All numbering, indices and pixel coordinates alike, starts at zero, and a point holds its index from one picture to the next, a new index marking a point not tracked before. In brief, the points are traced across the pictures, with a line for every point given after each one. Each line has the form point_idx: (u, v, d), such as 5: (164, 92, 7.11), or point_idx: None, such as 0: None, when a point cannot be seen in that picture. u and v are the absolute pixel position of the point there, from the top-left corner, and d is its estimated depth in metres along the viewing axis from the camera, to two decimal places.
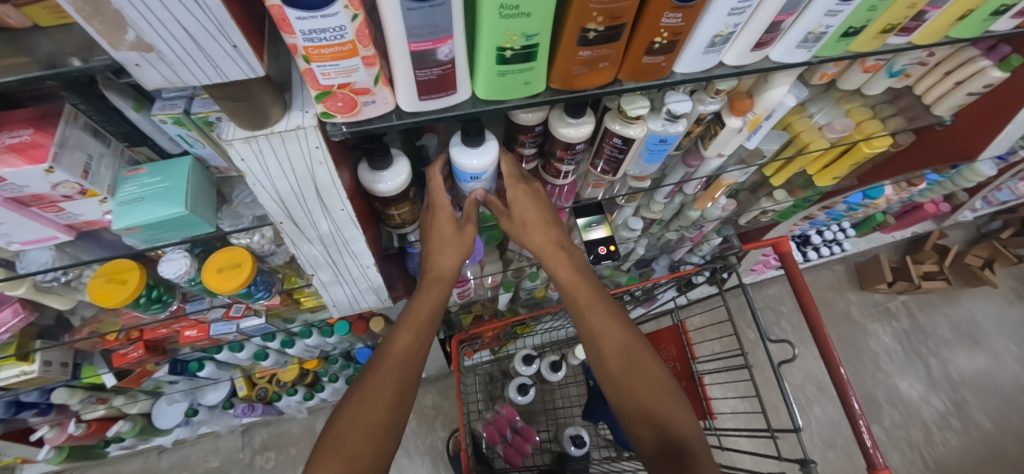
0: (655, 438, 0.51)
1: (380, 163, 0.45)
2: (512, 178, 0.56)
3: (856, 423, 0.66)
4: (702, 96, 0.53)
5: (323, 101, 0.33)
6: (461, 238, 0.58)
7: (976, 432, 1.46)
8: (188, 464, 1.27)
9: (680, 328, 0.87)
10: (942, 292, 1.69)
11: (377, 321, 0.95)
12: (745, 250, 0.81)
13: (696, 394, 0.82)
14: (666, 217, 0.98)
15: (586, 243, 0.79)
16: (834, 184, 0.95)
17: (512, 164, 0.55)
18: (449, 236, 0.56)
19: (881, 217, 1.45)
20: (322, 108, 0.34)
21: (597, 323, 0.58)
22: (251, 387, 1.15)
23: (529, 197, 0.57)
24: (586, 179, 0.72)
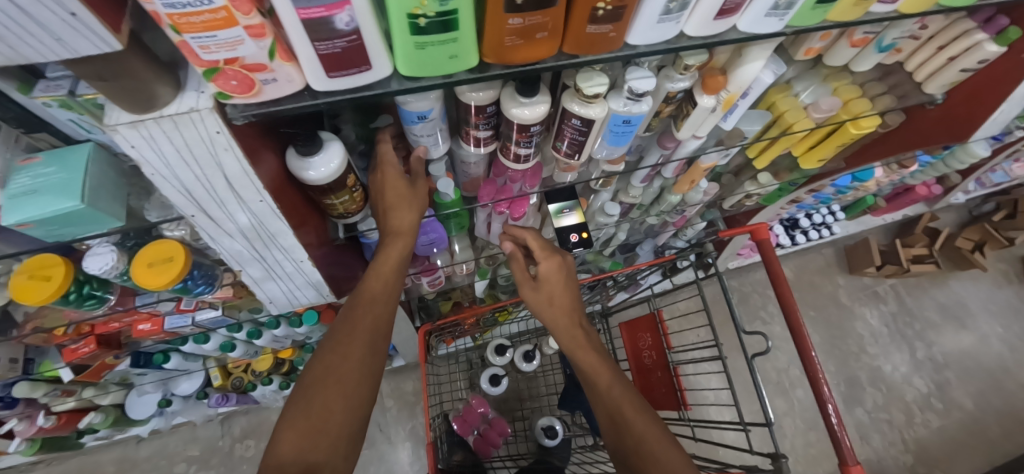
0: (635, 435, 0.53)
1: (307, 147, 0.40)
2: (545, 254, 0.63)
3: (828, 414, 0.64)
4: (670, 72, 0.49)
5: (214, 79, 0.29)
6: (415, 191, 0.54)
7: (959, 413, 1.47)
8: (168, 452, 1.27)
9: (656, 316, 0.84)
10: (931, 275, 1.67)
11: None
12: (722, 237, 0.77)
13: (671, 384, 0.80)
14: (646, 201, 0.93)
15: (558, 230, 0.75)
16: (821, 167, 0.91)
17: (541, 242, 0.63)
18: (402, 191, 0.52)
19: (872, 199, 1.42)
20: (215, 87, 0.29)
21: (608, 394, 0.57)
22: (227, 377, 1.14)
23: (559, 272, 0.63)
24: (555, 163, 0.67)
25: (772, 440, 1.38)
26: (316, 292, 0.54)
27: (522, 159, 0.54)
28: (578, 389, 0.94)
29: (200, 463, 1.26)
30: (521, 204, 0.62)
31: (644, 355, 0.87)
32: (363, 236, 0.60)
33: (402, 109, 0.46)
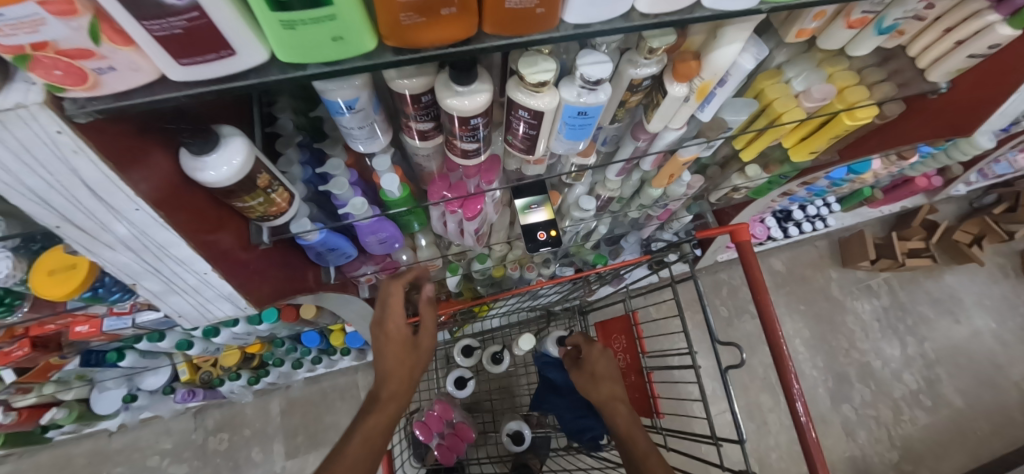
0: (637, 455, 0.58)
1: (200, 146, 0.35)
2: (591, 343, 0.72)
3: (802, 427, 0.60)
4: (634, 56, 0.43)
5: (29, 68, 0.23)
6: (415, 351, 0.61)
7: (946, 410, 1.45)
8: (141, 445, 1.25)
9: (631, 318, 0.79)
10: (926, 269, 1.63)
11: (309, 308, 0.88)
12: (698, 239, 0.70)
13: (645, 389, 0.75)
14: (626, 195, 0.87)
15: (523, 228, 0.70)
16: (813, 160, 0.84)
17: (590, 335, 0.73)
18: (399, 356, 0.59)
19: (869, 191, 1.36)
20: (39, 79, 0.23)
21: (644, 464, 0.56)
22: (195, 371, 1.10)
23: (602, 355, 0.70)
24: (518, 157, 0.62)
25: (756, 435, 1.36)
26: (233, 306, 0.49)
27: (471, 154, 0.49)
28: (551, 391, 0.90)
29: (173, 456, 1.25)
30: (475, 202, 0.57)
31: (618, 357, 0.82)
32: (300, 238, 0.53)
33: (323, 99, 0.40)
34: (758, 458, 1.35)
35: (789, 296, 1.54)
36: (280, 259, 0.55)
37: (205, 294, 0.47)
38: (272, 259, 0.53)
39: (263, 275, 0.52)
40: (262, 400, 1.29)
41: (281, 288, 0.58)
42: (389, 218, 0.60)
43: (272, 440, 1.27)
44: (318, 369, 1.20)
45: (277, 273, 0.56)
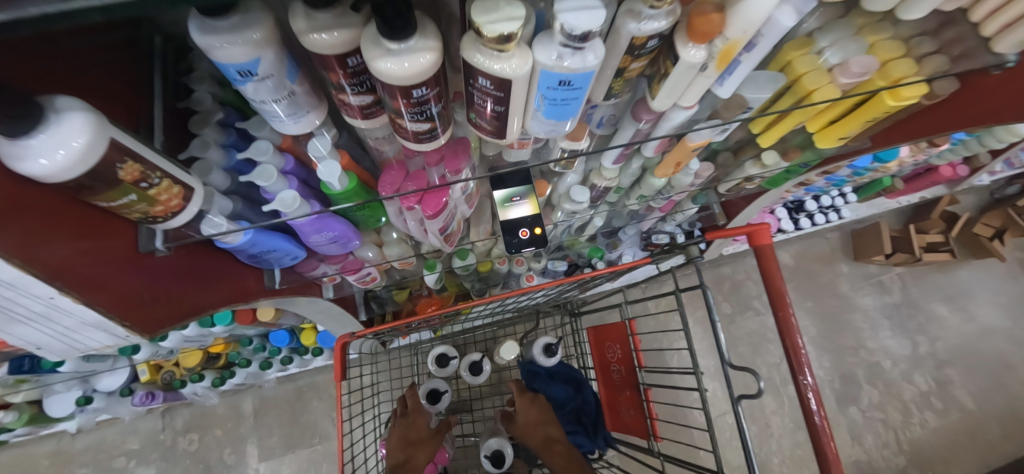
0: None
1: (21, 127, 0.24)
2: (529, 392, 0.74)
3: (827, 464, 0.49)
4: (636, 5, 0.32)
5: None
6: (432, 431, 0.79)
7: (958, 413, 1.38)
8: (105, 445, 1.18)
9: (628, 326, 0.69)
10: (942, 264, 1.53)
11: (267, 310, 0.78)
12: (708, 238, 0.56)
13: (641, 407, 0.66)
14: (624, 184, 0.76)
15: (503, 224, 0.60)
16: (839, 147, 0.73)
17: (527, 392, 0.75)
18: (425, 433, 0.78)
19: (888, 181, 1.25)
20: None
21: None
22: (156, 371, 1.01)
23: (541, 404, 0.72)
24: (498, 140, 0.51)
25: (757, 439, 1.30)
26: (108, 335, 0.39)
27: (423, 137, 0.37)
28: None
29: (140, 457, 1.18)
30: (438, 195, 0.46)
31: (612, 368, 0.73)
32: (219, 241, 0.43)
33: (212, 60, 0.29)
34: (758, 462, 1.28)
35: (796, 292, 1.45)
36: (195, 267, 0.45)
37: (62, 322, 0.36)
38: (181, 267, 0.43)
39: (165, 289, 0.42)
40: (233, 399, 1.21)
41: (202, 301, 0.48)
42: (337, 214, 0.50)
43: (245, 441, 1.20)
44: (290, 368, 1.12)
45: (193, 284, 0.46)
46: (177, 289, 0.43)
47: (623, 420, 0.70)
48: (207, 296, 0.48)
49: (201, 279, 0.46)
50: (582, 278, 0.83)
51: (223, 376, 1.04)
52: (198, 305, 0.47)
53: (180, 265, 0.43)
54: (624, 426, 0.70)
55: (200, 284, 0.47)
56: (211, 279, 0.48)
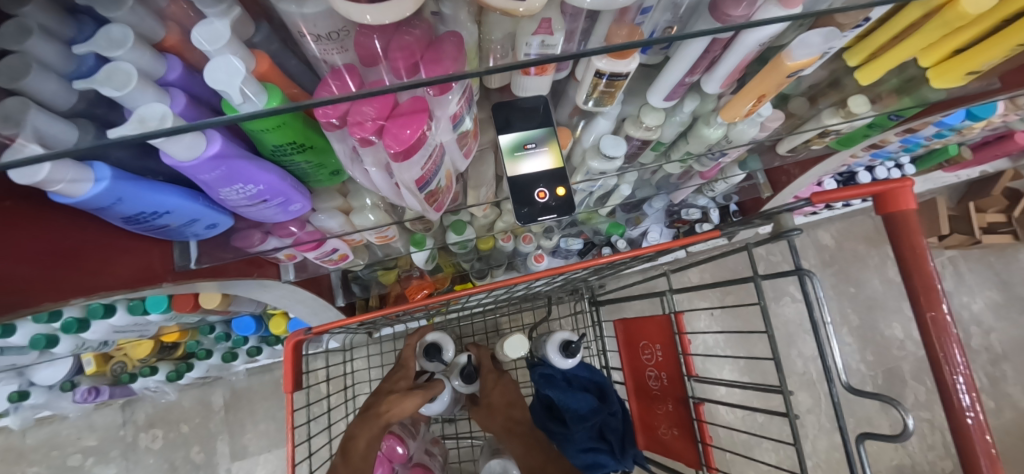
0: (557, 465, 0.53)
1: None
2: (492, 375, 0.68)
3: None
4: None
5: None
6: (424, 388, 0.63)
7: (1010, 411, 1.28)
8: (59, 442, 1.06)
9: (674, 320, 0.54)
10: (999, 248, 1.38)
11: (212, 294, 0.62)
12: (816, 204, 0.46)
13: (688, 426, 0.51)
14: (667, 138, 0.58)
15: (512, 181, 0.43)
16: (957, 91, 0.55)
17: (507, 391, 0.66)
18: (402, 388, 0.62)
19: (957, 149, 1.08)
20: None
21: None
22: (104, 362, 0.86)
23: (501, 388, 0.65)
24: (513, 45, 0.33)
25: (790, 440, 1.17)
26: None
27: None
28: (546, 415, 0.65)
29: (99, 455, 1.06)
30: (414, 121, 0.28)
31: (648, 375, 0.58)
32: (52, 194, 0.26)
33: None
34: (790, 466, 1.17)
35: (836, 278, 1.30)
36: (15, 237, 0.28)
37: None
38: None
39: None
40: (201, 392, 1.08)
41: (70, 290, 0.33)
42: (261, 159, 0.33)
43: (216, 439, 1.07)
44: (262, 360, 0.98)
45: (53, 267, 0.31)
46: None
47: (659, 440, 0.57)
48: (48, 286, 0.31)
49: (36, 257, 0.29)
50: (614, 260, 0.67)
51: (180, 370, 0.89)
52: (29, 298, 0.30)
53: None
54: (667, 450, 0.55)
55: (63, 266, 0.32)
56: (58, 258, 0.31)
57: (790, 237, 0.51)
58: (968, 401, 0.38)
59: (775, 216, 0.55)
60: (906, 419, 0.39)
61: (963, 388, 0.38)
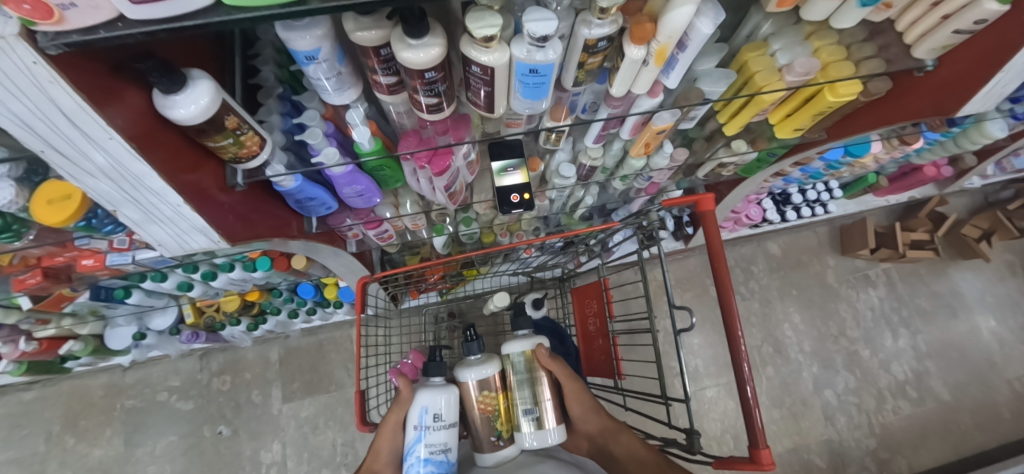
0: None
1: (166, 84, 0.37)
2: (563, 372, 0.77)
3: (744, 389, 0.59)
4: (588, 16, 0.43)
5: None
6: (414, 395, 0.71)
7: (932, 402, 1.49)
8: (151, 381, 1.35)
9: (603, 284, 0.80)
10: (929, 263, 1.61)
11: (300, 258, 0.93)
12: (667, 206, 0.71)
13: (608, 352, 0.79)
14: (609, 165, 0.87)
15: (498, 189, 0.70)
16: (801, 138, 0.82)
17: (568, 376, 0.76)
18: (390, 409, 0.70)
19: (874, 178, 1.32)
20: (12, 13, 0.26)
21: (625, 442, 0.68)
22: (199, 315, 1.15)
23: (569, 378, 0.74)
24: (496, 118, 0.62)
25: (733, 413, 1.41)
26: (208, 239, 0.53)
27: (433, 110, 0.50)
28: None
29: (181, 393, 1.35)
30: (443, 157, 0.58)
31: (589, 321, 0.86)
32: (276, 184, 0.56)
33: (288, 49, 0.42)
34: (734, 433, 1.40)
35: (781, 281, 1.55)
36: (246, 202, 0.56)
37: (182, 225, 0.49)
38: (240, 197, 0.54)
39: (231, 212, 0.53)
40: (262, 348, 1.38)
41: (260, 231, 0.61)
42: (364, 171, 0.63)
43: (271, 385, 1.36)
44: (315, 319, 1.30)
45: (256, 217, 0.59)
46: (239, 215, 0.55)
47: (593, 366, 0.84)
48: (255, 228, 0.59)
49: (252, 212, 0.58)
50: (558, 242, 1.03)
51: (257, 322, 1.19)
52: (246, 234, 0.58)
53: (240, 198, 0.55)
54: (596, 372, 0.83)
55: (259, 217, 0.60)
56: (257, 215, 0.59)
57: (654, 226, 0.97)
58: (744, 343, 0.58)
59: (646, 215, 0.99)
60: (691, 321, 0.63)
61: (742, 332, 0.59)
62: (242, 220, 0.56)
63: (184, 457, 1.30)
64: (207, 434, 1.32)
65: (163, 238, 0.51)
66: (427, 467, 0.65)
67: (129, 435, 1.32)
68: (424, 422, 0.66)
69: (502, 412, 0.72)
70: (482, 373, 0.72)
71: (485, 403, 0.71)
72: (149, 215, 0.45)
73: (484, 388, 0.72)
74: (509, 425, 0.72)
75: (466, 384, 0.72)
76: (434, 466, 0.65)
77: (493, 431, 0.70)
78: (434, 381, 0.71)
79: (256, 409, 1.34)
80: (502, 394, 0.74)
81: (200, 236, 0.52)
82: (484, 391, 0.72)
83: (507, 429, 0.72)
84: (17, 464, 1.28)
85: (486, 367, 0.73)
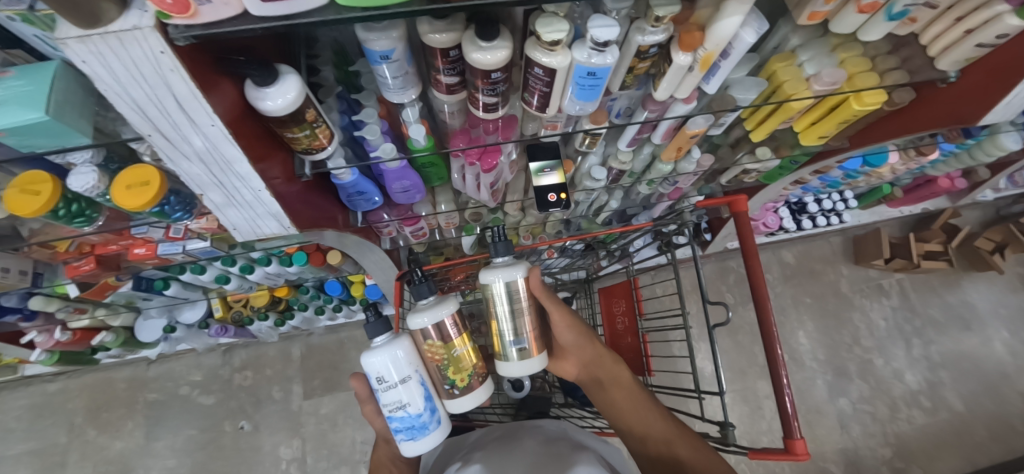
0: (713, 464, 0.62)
1: (261, 77, 0.41)
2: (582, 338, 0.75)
3: (782, 394, 0.61)
4: (642, 24, 0.46)
5: None
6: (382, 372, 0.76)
7: (946, 413, 1.49)
8: (173, 375, 1.37)
9: (632, 284, 0.84)
10: (942, 274, 1.62)
11: (335, 254, 0.95)
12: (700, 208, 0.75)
13: (638, 349, 0.81)
14: (637, 169, 0.90)
15: (536, 189, 0.73)
16: (824, 146, 0.86)
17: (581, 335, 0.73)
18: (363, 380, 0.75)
19: (889, 188, 1.35)
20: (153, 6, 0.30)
21: (643, 420, 0.71)
22: (227, 309, 1.18)
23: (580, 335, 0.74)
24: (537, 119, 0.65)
25: (748, 419, 1.42)
26: (278, 224, 0.56)
27: (489, 109, 0.54)
28: None
29: (203, 387, 1.36)
30: (493, 155, 0.61)
31: (617, 321, 0.88)
32: (334, 176, 0.60)
33: (365, 48, 0.46)
34: (748, 440, 1.40)
35: (795, 289, 1.57)
36: (305, 192, 0.60)
37: (256, 210, 0.52)
38: (302, 186, 0.58)
39: (294, 199, 0.56)
40: (284, 344, 1.40)
41: (316, 220, 0.64)
42: (413, 168, 0.66)
43: (292, 381, 1.37)
44: (339, 317, 1.33)
45: (312, 206, 0.62)
46: (300, 203, 0.58)
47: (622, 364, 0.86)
48: (311, 216, 0.62)
49: (309, 200, 0.61)
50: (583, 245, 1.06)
51: (284, 317, 1.21)
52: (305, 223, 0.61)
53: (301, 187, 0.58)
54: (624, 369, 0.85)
55: (314, 206, 0.63)
56: (312, 204, 0.62)
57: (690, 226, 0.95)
58: (780, 343, 0.61)
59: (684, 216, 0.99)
60: (729, 316, 0.66)
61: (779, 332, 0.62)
62: (303, 207, 0.59)
63: (204, 451, 1.32)
64: (228, 428, 1.33)
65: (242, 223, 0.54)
66: (392, 424, 0.67)
67: (151, 428, 1.33)
68: (375, 385, 0.66)
69: (453, 363, 0.68)
70: (437, 315, 0.66)
71: (434, 354, 0.67)
72: (232, 199, 0.48)
73: (431, 336, 0.66)
74: (465, 376, 0.69)
75: (416, 331, 0.67)
76: (400, 422, 0.66)
77: (445, 380, 0.69)
78: (378, 342, 0.67)
79: (277, 405, 1.36)
80: (454, 344, 0.68)
81: (272, 221, 0.55)
82: (429, 340, 0.67)
83: (462, 379, 0.69)
84: (38, 455, 1.29)
85: (438, 310, 0.67)
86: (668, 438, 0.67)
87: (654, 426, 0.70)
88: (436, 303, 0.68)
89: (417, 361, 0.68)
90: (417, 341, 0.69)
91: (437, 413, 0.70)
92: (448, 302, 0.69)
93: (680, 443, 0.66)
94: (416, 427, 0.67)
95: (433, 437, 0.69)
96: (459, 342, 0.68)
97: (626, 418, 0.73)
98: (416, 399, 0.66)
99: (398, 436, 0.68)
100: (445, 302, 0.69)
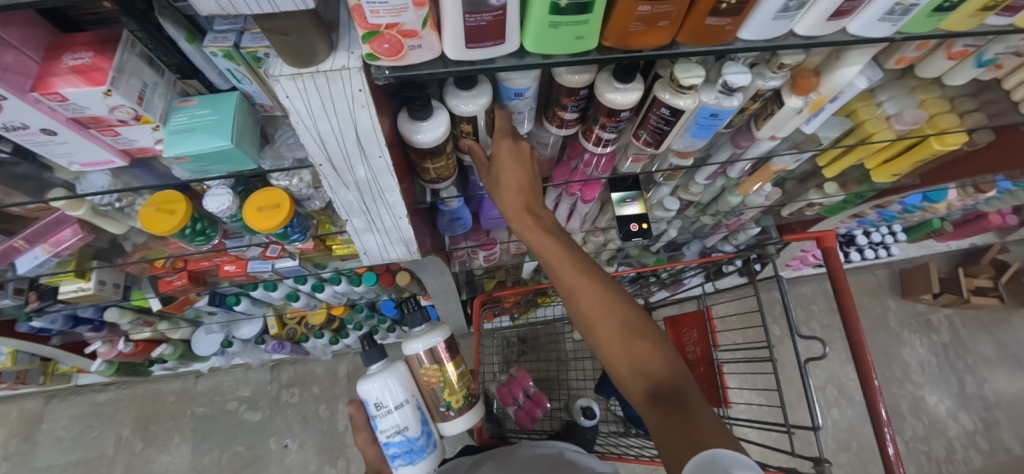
0: (643, 389, 0.44)
1: (420, 113, 0.44)
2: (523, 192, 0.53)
3: (881, 433, 0.61)
4: (763, 69, 0.49)
5: (370, 41, 0.32)
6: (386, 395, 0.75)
7: (1004, 455, 1.43)
8: (221, 390, 1.38)
9: (706, 314, 0.85)
10: (992, 311, 1.59)
11: (404, 275, 0.96)
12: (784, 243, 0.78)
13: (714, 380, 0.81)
14: (705, 200, 0.92)
15: (618, 219, 0.72)
16: (893, 182, 0.87)
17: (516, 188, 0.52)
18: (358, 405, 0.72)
19: (939, 223, 1.35)
20: (367, 49, 0.33)
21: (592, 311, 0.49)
22: (281, 327, 1.19)
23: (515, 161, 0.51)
24: (625, 150, 0.66)
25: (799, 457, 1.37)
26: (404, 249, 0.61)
27: (601, 142, 0.56)
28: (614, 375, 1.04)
29: (249, 403, 1.37)
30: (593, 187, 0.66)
31: (687, 350, 0.88)
32: (442, 203, 0.64)
33: (502, 86, 0.48)
34: None
35: None
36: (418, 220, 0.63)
37: (389, 234, 0.57)
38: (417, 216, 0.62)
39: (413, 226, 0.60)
40: (333, 362, 1.42)
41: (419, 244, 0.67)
42: None
43: (338, 400, 1.37)
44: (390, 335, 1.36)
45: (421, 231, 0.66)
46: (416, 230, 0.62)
47: None
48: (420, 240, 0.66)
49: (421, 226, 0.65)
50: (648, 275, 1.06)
51: (339, 335, 1.23)
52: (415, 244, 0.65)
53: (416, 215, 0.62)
54: None
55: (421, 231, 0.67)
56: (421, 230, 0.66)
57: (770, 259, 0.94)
58: (877, 381, 0.61)
59: (762, 248, 0.97)
60: (817, 349, 0.67)
61: (876, 371, 0.62)
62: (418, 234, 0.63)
63: (247, 468, 1.30)
64: (273, 446, 1.32)
65: (372, 246, 0.58)
66: (388, 451, 0.66)
67: (197, 442, 1.33)
68: (373, 411, 0.66)
69: (448, 384, 0.69)
70: (430, 341, 0.68)
71: (431, 376, 0.68)
72: (374, 224, 0.52)
73: (426, 361, 0.68)
74: (461, 397, 0.70)
75: (411, 357, 0.69)
76: (398, 447, 0.65)
77: (441, 402, 0.70)
78: (373, 370, 0.68)
79: (322, 423, 1.35)
80: (449, 365, 0.69)
81: (398, 245, 0.58)
82: (424, 364, 0.68)
83: (457, 400, 0.70)
84: (85, 465, 1.29)
85: (432, 335, 0.69)
86: (592, 328, 0.49)
87: (583, 298, 0.49)
88: (429, 327, 0.70)
89: (413, 386, 0.68)
90: (413, 366, 0.70)
91: (433, 436, 0.70)
92: (437, 329, 0.71)
93: (607, 334, 0.48)
94: (414, 451, 0.66)
95: (430, 460, 0.69)
96: (453, 364, 0.70)
97: (551, 266, 0.52)
98: (413, 422, 0.66)
99: (393, 462, 0.66)
100: (439, 328, 0.71)
